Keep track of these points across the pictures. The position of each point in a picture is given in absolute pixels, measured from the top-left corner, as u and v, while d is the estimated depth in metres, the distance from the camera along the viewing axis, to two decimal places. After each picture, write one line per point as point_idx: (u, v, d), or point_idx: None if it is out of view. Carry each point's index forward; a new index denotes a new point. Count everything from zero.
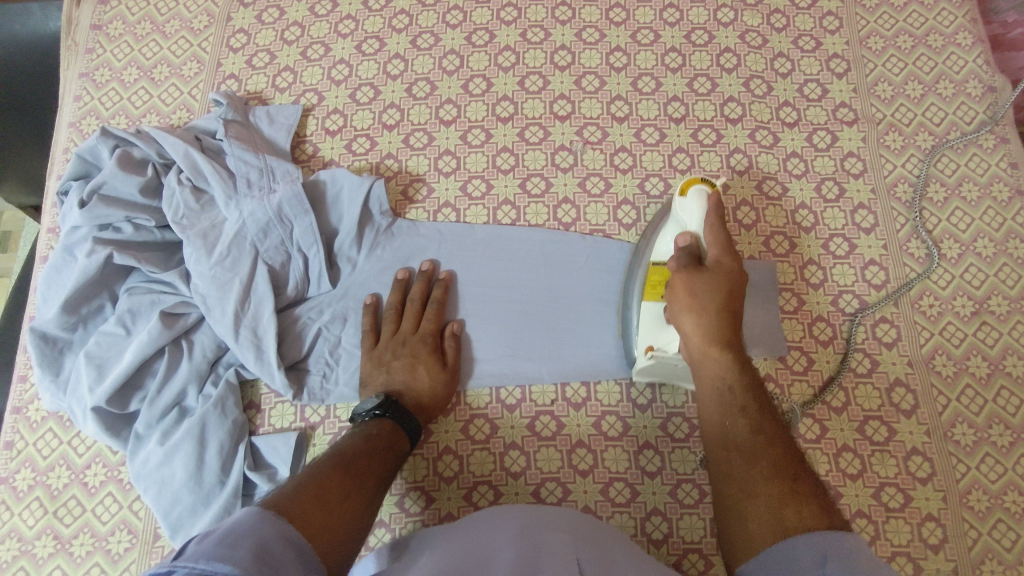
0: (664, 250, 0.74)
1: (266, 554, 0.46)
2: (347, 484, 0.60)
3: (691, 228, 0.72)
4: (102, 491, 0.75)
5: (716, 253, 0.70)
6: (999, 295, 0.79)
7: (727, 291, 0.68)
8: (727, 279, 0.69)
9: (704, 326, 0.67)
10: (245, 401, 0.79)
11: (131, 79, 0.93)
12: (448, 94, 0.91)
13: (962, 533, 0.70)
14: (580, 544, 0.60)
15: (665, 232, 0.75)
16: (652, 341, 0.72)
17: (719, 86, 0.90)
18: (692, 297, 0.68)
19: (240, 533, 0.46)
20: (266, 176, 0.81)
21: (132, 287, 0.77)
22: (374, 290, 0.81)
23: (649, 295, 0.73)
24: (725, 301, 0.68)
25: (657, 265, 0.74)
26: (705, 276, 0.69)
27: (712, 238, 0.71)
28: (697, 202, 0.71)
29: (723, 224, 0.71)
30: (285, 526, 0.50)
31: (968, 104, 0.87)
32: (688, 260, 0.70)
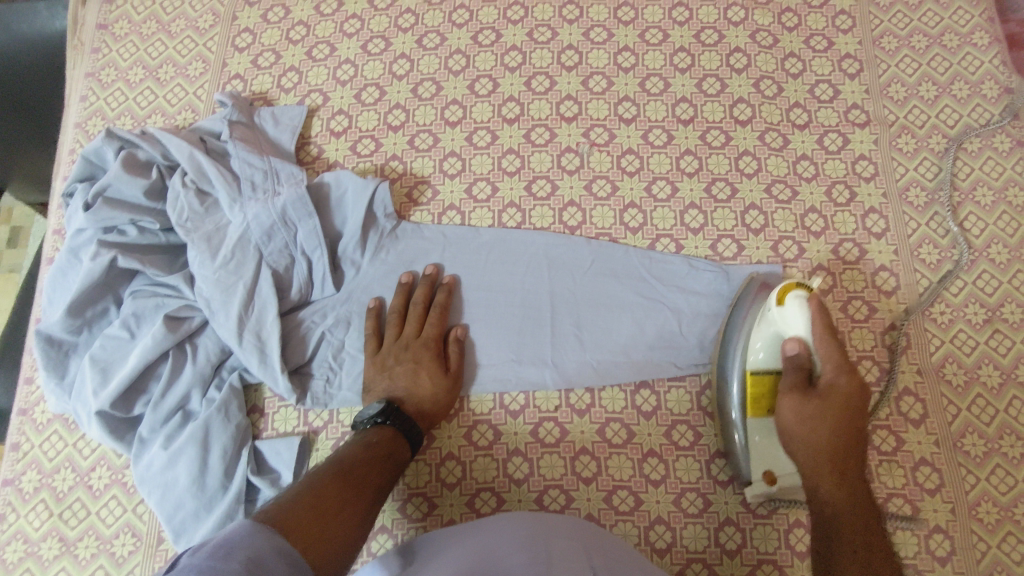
0: (762, 358, 0.70)
1: (258, 564, 0.46)
2: (344, 493, 0.60)
3: (796, 334, 0.69)
4: (107, 494, 0.76)
5: (828, 362, 0.67)
6: (1012, 303, 0.77)
7: (845, 414, 0.66)
8: (843, 396, 0.66)
9: (817, 446, 0.66)
10: (249, 405, 0.79)
11: (137, 79, 0.93)
12: (454, 94, 0.90)
13: (971, 545, 0.69)
14: (586, 551, 0.60)
15: (757, 338, 0.70)
16: (770, 466, 0.70)
17: (728, 86, 0.88)
18: (804, 423, 0.66)
19: (235, 545, 0.46)
20: (270, 179, 0.80)
21: (136, 290, 0.77)
22: (378, 294, 0.81)
23: (753, 412, 0.70)
24: (842, 421, 0.66)
25: (756, 374, 0.70)
26: (820, 401, 0.66)
27: (823, 350, 0.68)
28: (799, 311, 0.68)
29: (832, 336, 0.68)
30: (283, 540, 0.50)
31: (983, 106, 0.85)
32: (799, 375, 0.68)
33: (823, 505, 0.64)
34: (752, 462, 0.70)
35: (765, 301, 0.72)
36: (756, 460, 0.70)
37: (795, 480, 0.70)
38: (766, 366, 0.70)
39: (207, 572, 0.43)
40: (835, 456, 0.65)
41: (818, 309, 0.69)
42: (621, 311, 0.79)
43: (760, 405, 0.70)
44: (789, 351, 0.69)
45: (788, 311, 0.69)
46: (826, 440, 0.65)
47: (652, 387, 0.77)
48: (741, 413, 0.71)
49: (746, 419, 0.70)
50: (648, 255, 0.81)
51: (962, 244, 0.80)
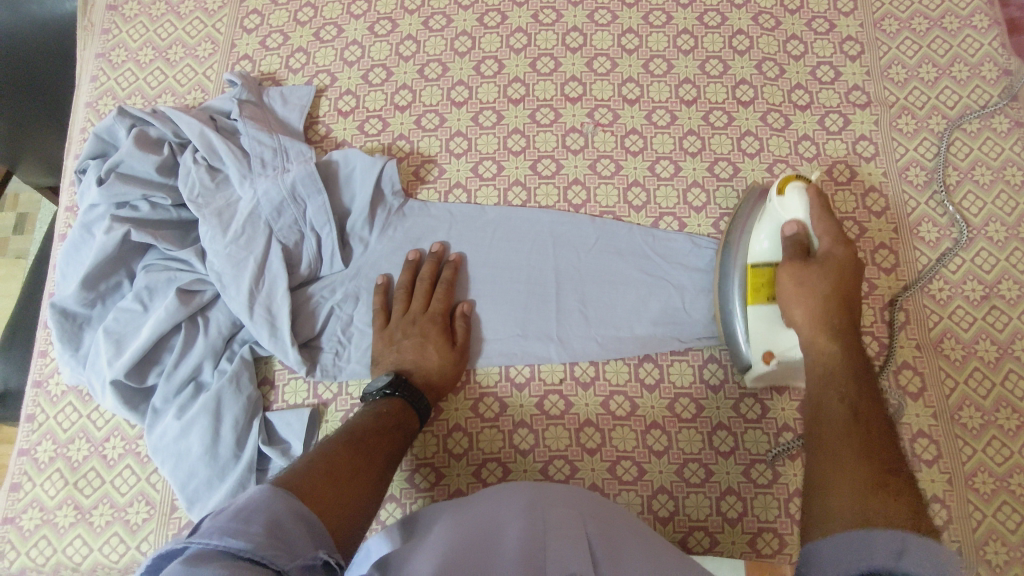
0: (765, 246, 0.72)
1: (277, 528, 0.48)
2: (356, 461, 0.62)
3: (794, 218, 0.71)
4: (121, 464, 0.77)
5: (824, 237, 0.70)
6: (1009, 280, 0.78)
7: (841, 280, 0.68)
8: (840, 266, 0.68)
9: (812, 313, 0.67)
10: (259, 378, 0.80)
11: (146, 60, 0.94)
12: (460, 76, 0.91)
13: (967, 514, 0.71)
14: (587, 516, 0.62)
15: (760, 230, 0.73)
16: (770, 345, 0.70)
17: (731, 68, 0.89)
18: (800, 288, 0.68)
19: (254, 509, 0.48)
20: (280, 156, 0.82)
21: (149, 264, 0.78)
22: (386, 270, 0.82)
23: (754, 297, 0.71)
24: (838, 285, 0.67)
25: (758, 264, 0.72)
26: (818, 268, 0.68)
27: (820, 228, 0.70)
28: (798, 197, 0.71)
29: (830, 216, 0.70)
30: (297, 503, 0.52)
31: (982, 87, 0.86)
32: (796, 249, 0.69)
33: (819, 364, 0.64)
34: (754, 342, 0.71)
35: (766, 200, 0.75)
36: (758, 341, 0.71)
37: (795, 359, 0.70)
38: (766, 254, 0.72)
39: (229, 535, 0.44)
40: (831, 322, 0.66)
41: (816, 193, 0.71)
42: (625, 287, 0.80)
43: (760, 290, 0.71)
44: (787, 232, 0.71)
45: (787, 197, 0.72)
46: (822, 305, 0.67)
47: (656, 361, 0.78)
48: (743, 302, 0.72)
49: (747, 307, 0.72)
50: (651, 233, 0.82)
51: (960, 223, 0.81)
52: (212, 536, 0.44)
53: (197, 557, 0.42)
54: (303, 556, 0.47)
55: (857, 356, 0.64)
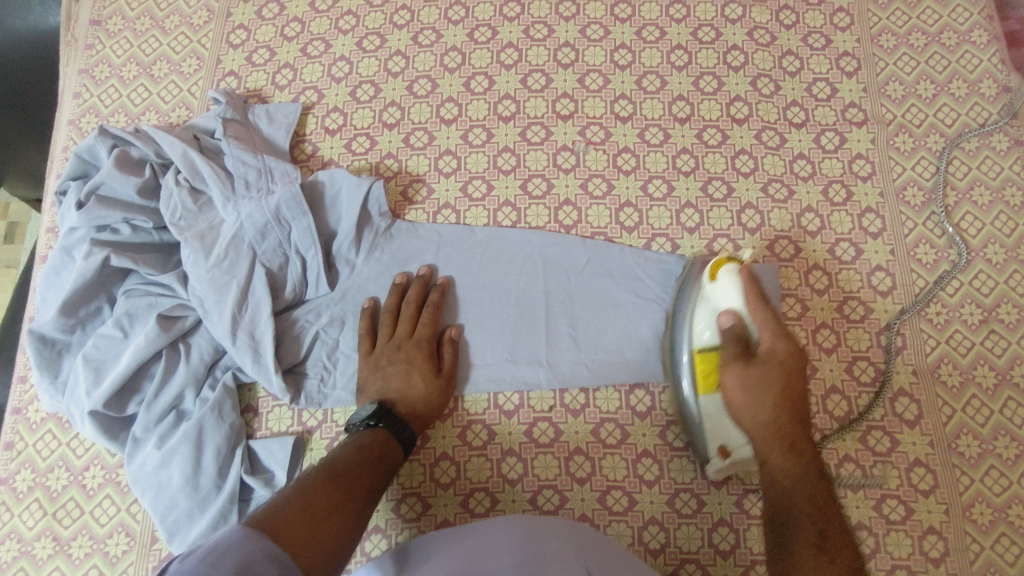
0: (707, 337, 0.70)
1: (248, 572, 0.46)
2: (335, 496, 0.60)
3: (729, 306, 0.69)
4: (101, 493, 0.76)
5: (762, 323, 0.67)
6: (1008, 304, 0.77)
7: (787, 380, 0.65)
8: (781, 365, 0.65)
9: (763, 419, 0.64)
10: (243, 404, 0.79)
11: (130, 76, 0.93)
12: (449, 92, 0.89)
13: (964, 546, 0.69)
14: (580, 553, 0.60)
15: (699, 320, 0.70)
16: (723, 442, 0.70)
17: (725, 84, 0.88)
18: (749, 394, 0.64)
19: (223, 551, 0.46)
20: (265, 177, 0.80)
21: (129, 289, 0.77)
22: (373, 293, 0.81)
23: (704, 388, 0.70)
24: (784, 388, 0.64)
25: (703, 354, 0.69)
26: (758, 367, 0.65)
27: (757, 319, 0.67)
28: (731, 283, 0.69)
29: (765, 302, 0.67)
30: (270, 545, 0.50)
31: (982, 105, 0.85)
32: (738, 344, 0.67)
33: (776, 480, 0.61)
34: (708, 433, 0.70)
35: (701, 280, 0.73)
36: (712, 438, 0.70)
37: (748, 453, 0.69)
38: (709, 342, 0.69)
39: None
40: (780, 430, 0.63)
41: (750, 277, 0.69)
42: (617, 312, 0.79)
43: (707, 381, 0.69)
44: (724, 323, 0.68)
45: (722, 287, 0.70)
46: (773, 407, 0.63)
47: (647, 387, 0.77)
48: (694, 396, 0.70)
49: (699, 400, 0.70)
50: (644, 255, 0.81)
51: (959, 244, 0.79)
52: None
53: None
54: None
55: (814, 468, 0.61)
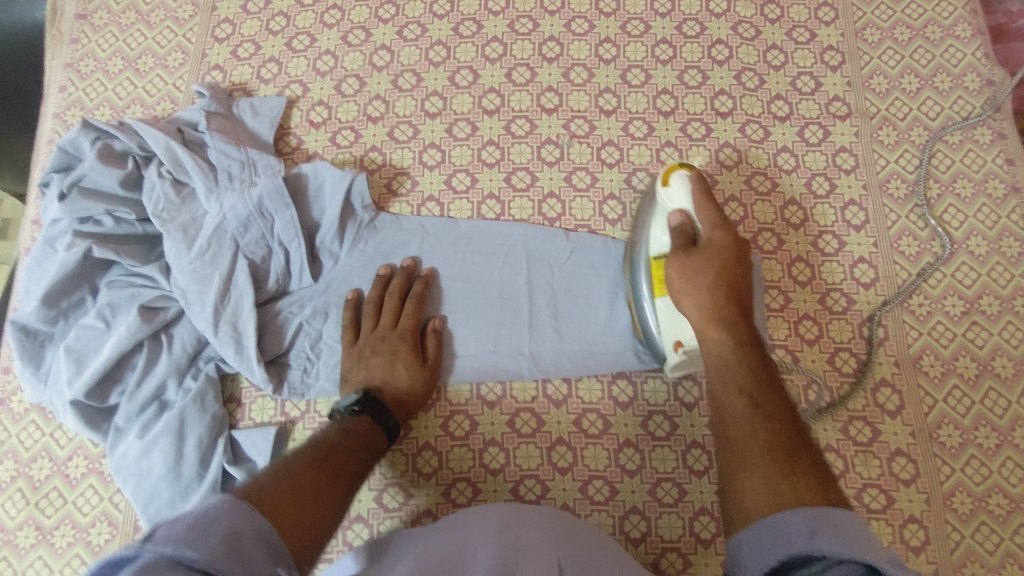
0: (661, 240, 0.71)
1: (236, 542, 0.45)
2: (319, 481, 0.59)
3: (679, 207, 0.70)
4: (83, 483, 0.76)
5: (704, 215, 0.68)
6: (990, 295, 0.77)
7: (725, 263, 0.66)
8: (720, 248, 0.67)
9: (703, 301, 0.65)
10: (226, 395, 0.79)
11: (116, 70, 0.93)
12: (434, 86, 0.89)
13: (945, 535, 0.69)
14: (562, 542, 0.59)
15: (654, 225, 0.72)
16: (677, 336, 0.69)
17: (710, 78, 0.88)
18: (687, 280, 0.66)
19: (213, 519, 0.45)
20: (248, 169, 0.80)
21: (112, 280, 0.77)
22: (356, 285, 0.81)
23: (658, 291, 0.70)
24: (722, 268, 0.66)
25: (657, 257, 0.70)
26: (698, 254, 0.67)
27: (702, 213, 0.68)
28: (680, 186, 0.70)
29: (712, 201, 0.69)
30: (258, 519, 0.49)
31: (965, 98, 0.85)
32: (682, 239, 0.68)
33: (720, 364, 0.62)
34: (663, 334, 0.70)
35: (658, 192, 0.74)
36: (666, 336, 0.70)
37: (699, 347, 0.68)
38: (662, 247, 0.70)
39: (186, 545, 0.42)
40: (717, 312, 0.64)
41: (698, 179, 0.70)
42: (599, 304, 0.79)
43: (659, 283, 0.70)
44: (673, 221, 0.69)
45: (671, 189, 0.70)
46: (711, 291, 0.65)
47: (630, 378, 0.77)
48: (650, 298, 0.71)
49: (654, 303, 0.70)
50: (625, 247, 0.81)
51: (941, 236, 0.79)
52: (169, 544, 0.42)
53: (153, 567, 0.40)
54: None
55: (752, 356, 0.62)
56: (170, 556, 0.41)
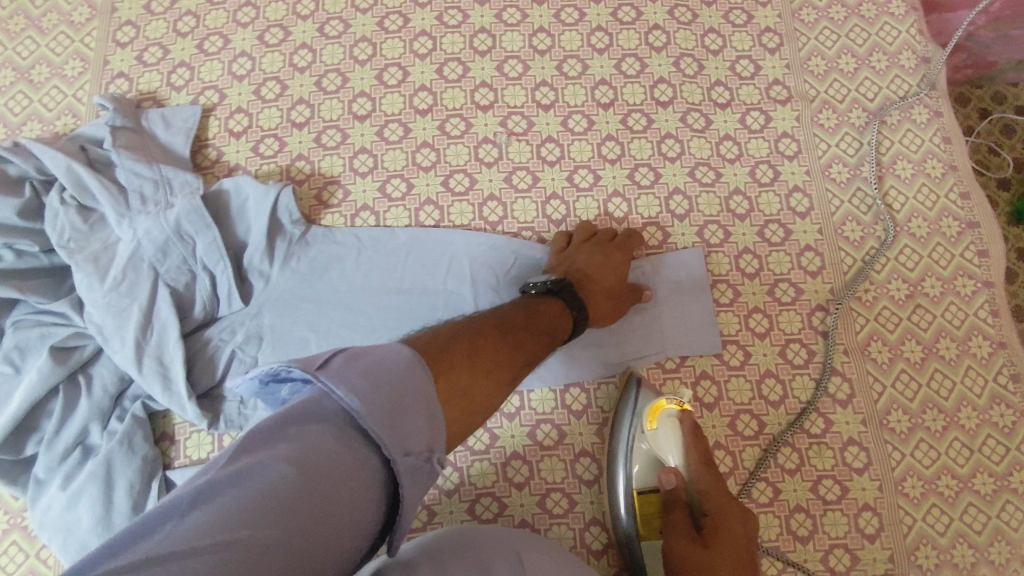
0: (644, 476, 0.68)
1: (400, 410, 0.43)
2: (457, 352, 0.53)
3: (672, 460, 0.67)
4: (5, 540, 0.71)
5: (711, 504, 0.64)
6: (932, 277, 0.77)
7: (742, 558, 0.62)
8: (732, 545, 0.62)
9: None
10: (157, 433, 0.74)
11: (7, 82, 0.84)
12: (361, 86, 0.84)
13: (897, 521, 0.70)
14: (567, 572, 0.54)
15: (636, 465, 0.68)
16: None
17: (648, 66, 0.85)
18: (700, 574, 0.61)
19: (389, 377, 0.43)
20: (162, 189, 0.74)
21: (18, 320, 0.70)
22: (291, 305, 0.76)
23: (649, 532, 0.67)
24: (741, 546, 0.62)
25: (644, 494, 0.67)
26: (707, 549, 0.62)
27: (703, 483, 0.65)
28: (675, 431, 0.68)
29: (709, 463, 0.67)
30: (429, 386, 0.45)
31: (902, 77, 0.84)
32: (692, 433, 0.67)
33: None
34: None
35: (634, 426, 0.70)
36: None
37: None
38: (648, 481, 0.68)
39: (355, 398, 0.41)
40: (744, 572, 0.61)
41: (690, 430, 0.67)
42: None
43: (650, 528, 0.67)
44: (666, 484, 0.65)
45: (661, 435, 0.68)
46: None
47: (582, 385, 0.75)
48: (636, 540, 0.67)
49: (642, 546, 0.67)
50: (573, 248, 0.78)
51: (884, 220, 0.79)
52: (338, 387, 0.42)
53: (309, 411, 0.41)
54: (413, 452, 0.42)
55: None
56: (341, 403, 0.42)
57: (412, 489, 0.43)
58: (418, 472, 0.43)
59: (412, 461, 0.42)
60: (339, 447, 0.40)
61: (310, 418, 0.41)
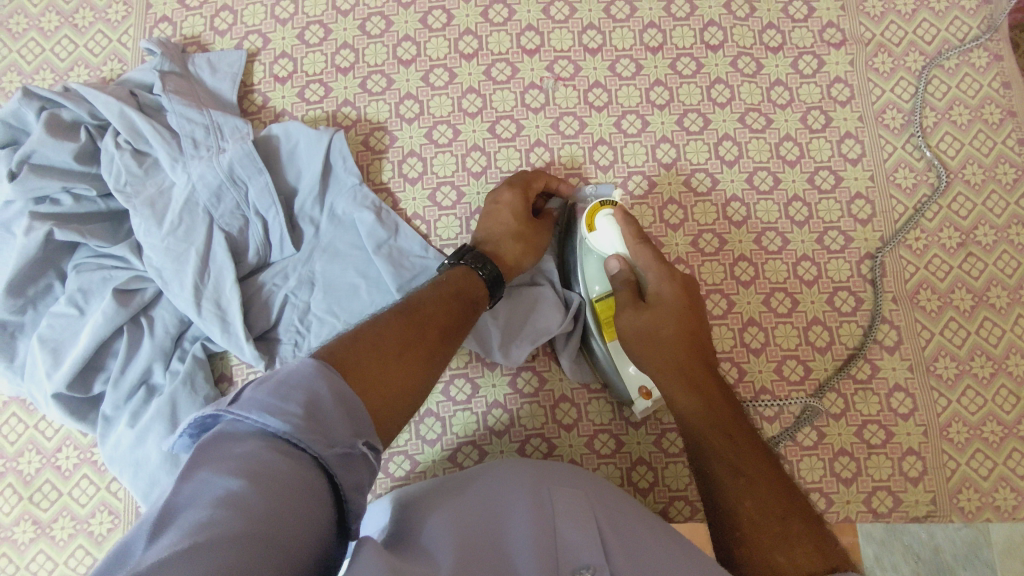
0: (598, 285, 0.70)
1: (315, 409, 0.43)
2: (408, 334, 0.56)
3: (613, 251, 0.69)
4: (77, 474, 0.74)
5: (654, 278, 0.66)
6: (985, 225, 0.77)
7: (680, 321, 0.65)
8: (672, 317, 0.65)
9: (665, 361, 0.63)
10: (216, 374, 0.76)
11: (51, 27, 0.84)
12: (405, 30, 0.83)
13: (941, 465, 0.72)
14: (592, 502, 0.55)
15: (587, 270, 0.71)
16: (642, 382, 0.69)
17: (699, 8, 0.83)
18: (641, 339, 0.64)
19: (294, 385, 0.44)
20: (214, 134, 0.75)
21: (79, 264, 0.72)
22: (342, 251, 0.76)
23: (608, 334, 0.69)
24: (681, 322, 0.64)
25: (598, 298, 0.70)
26: (651, 312, 0.65)
27: (642, 260, 0.67)
28: (609, 226, 0.68)
29: (646, 241, 0.68)
30: (343, 384, 0.47)
31: (962, 19, 0.82)
32: (625, 224, 0.68)
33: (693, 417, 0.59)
34: (627, 379, 0.69)
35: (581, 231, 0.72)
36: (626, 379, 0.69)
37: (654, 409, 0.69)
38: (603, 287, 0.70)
39: (266, 411, 0.42)
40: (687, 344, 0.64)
41: (625, 220, 0.68)
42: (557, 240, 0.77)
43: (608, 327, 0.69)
44: (612, 269, 0.68)
45: (600, 231, 0.68)
46: (669, 354, 0.63)
47: None
48: (601, 341, 0.70)
49: (607, 346, 0.69)
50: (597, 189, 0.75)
51: (938, 167, 0.78)
52: (250, 411, 0.42)
53: (229, 435, 0.41)
54: (341, 443, 0.43)
55: (713, 394, 0.60)
56: (254, 423, 0.42)
57: (353, 480, 0.43)
58: (355, 464, 0.44)
59: (341, 452, 0.43)
60: (275, 451, 0.40)
61: (232, 439, 0.41)
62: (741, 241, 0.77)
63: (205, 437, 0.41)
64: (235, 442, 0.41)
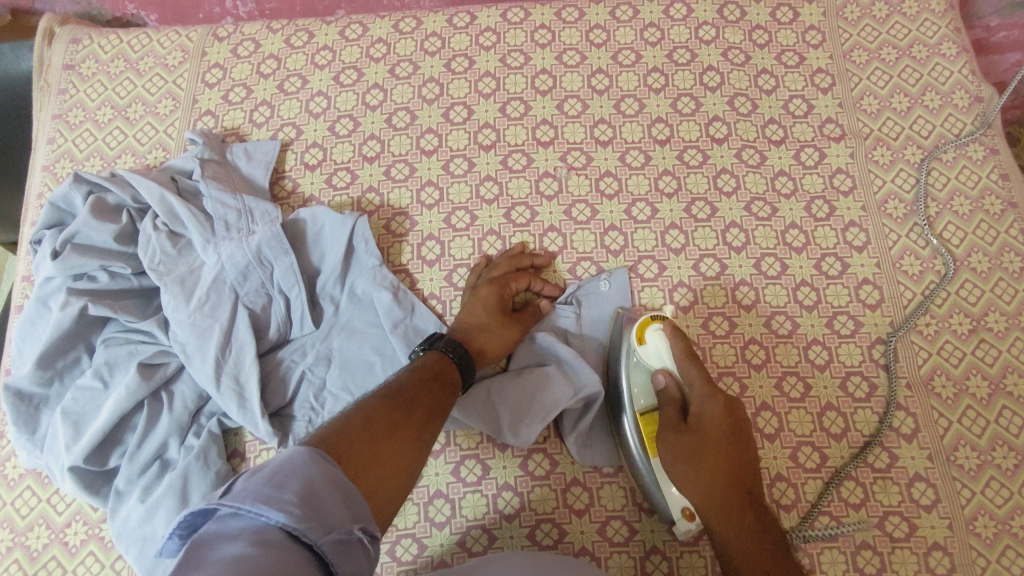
0: (641, 397, 0.70)
1: (314, 496, 0.44)
2: (394, 415, 0.57)
3: (662, 368, 0.69)
4: (83, 550, 0.74)
5: (697, 397, 0.66)
6: (996, 312, 0.77)
7: (720, 441, 0.65)
8: (713, 424, 0.65)
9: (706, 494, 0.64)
10: (228, 450, 0.76)
11: (106, 119, 0.92)
12: (429, 123, 0.89)
13: (971, 561, 0.68)
14: None
15: (633, 381, 0.71)
16: (686, 503, 0.67)
17: (703, 105, 0.88)
18: (680, 464, 0.65)
19: (289, 474, 0.44)
20: (245, 217, 0.79)
21: (109, 337, 0.75)
22: (360, 329, 0.79)
23: (650, 450, 0.68)
24: (718, 454, 0.64)
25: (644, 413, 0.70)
26: (693, 436, 0.65)
27: (689, 377, 0.67)
28: (659, 344, 0.69)
29: (696, 360, 0.68)
30: (335, 471, 0.47)
31: (956, 116, 0.86)
32: (680, 345, 0.68)
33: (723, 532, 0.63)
34: (669, 498, 0.68)
35: (627, 338, 0.73)
36: (668, 501, 0.68)
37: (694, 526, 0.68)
38: (648, 401, 0.70)
39: (261, 499, 0.42)
40: (728, 472, 0.64)
41: (675, 334, 0.69)
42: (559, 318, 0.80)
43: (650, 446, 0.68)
44: (658, 384, 0.69)
45: (650, 347, 0.70)
46: (707, 483, 0.64)
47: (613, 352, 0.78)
48: (643, 456, 0.69)
49: (649, 463, 0.68)
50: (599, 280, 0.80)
51: (944, 254, 0.80)
52: (245, 502, 0.41)
53: (224, 533, 0.40)
54: (337, 529, 0.43)
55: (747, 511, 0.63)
56: (248, 514, 0.41)
57: (347, 568, 0.43)
58: (350, 551, 0.44)
59: (338, 538, 0.43)
60: (268, 547, 0.39)
61: (226, 536, 0.40)
62: (751, 325, 0.78)
63: (198, 534, 0.40)
64: (227, 540, 0.39)
